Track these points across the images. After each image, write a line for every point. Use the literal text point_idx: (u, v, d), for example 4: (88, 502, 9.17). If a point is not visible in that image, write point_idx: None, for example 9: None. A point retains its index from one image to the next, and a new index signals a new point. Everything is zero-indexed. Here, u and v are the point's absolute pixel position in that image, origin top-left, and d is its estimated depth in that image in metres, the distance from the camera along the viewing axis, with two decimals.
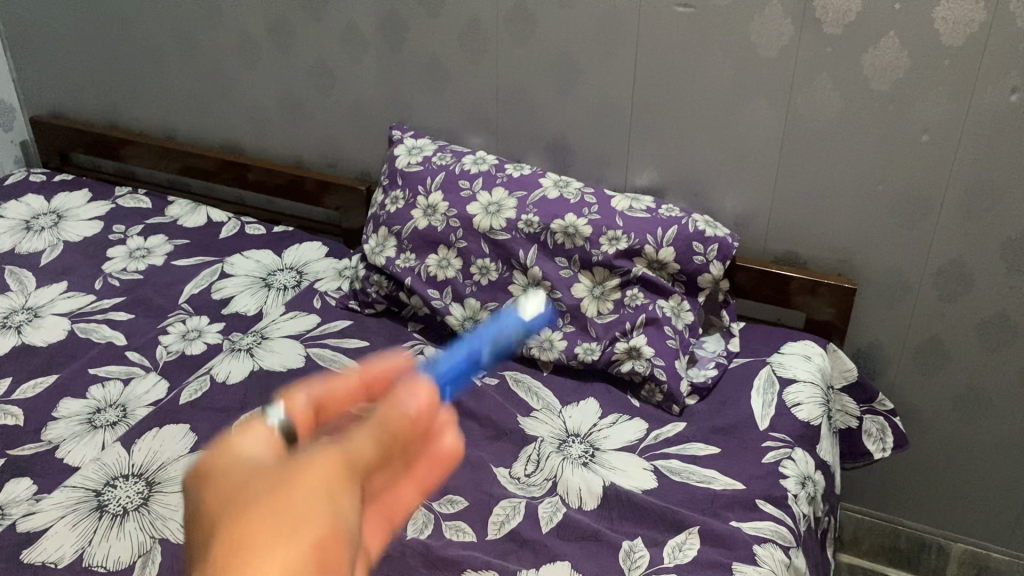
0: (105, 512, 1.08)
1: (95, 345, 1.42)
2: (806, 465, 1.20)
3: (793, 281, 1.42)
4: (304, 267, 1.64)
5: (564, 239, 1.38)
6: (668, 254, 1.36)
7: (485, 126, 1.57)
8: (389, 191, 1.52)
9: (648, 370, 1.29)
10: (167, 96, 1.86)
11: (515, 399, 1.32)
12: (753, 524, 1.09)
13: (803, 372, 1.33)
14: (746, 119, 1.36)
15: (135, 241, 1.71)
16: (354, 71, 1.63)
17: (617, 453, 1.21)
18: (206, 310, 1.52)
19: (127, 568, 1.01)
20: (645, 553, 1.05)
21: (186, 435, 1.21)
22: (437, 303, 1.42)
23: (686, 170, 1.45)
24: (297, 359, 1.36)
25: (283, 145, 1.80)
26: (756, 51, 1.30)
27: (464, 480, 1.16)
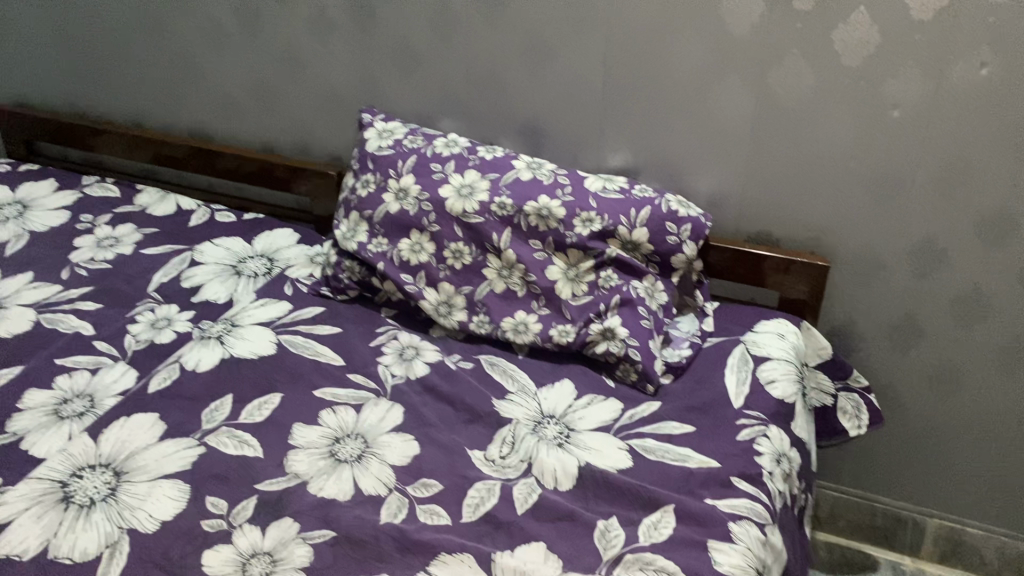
0: (71, 502, 1.06)
1: (62, 335, 1.40)
2: (781, 442, 1.20)
3: (766, 260, 1.42)
4: (275, 254, 1.62)
5: (538, 221, 1.37)
6: (643, 235, 1.36)
7: (457, 109, 1.56)
8: (359, 175, 1.50)
9: (623, 351, 1.29)
10: (134, 82, 1.83)
11: (490, 382, 1.31)
12: (728, 502, 1.09)
13: (778, 349, 1.33)
14: (718, 97, 1.35)
15: (103, 230, 1.68)
16: (323, 55, 1.60)
17: (592, 433, 1.20)
18: (176, 298, 1.50)
19: (94, 558, 1.00)
20: (620, 532, 1.04)
21: (154, 424, 1.19)
22: (410, 288, 1.41)
23: (659, 150, 1.45)
24: (268, 346, 1.35)
25: (254, 131, 1.77)
26: (727, 29, 1.29)
27: (438, 464, 1.15)
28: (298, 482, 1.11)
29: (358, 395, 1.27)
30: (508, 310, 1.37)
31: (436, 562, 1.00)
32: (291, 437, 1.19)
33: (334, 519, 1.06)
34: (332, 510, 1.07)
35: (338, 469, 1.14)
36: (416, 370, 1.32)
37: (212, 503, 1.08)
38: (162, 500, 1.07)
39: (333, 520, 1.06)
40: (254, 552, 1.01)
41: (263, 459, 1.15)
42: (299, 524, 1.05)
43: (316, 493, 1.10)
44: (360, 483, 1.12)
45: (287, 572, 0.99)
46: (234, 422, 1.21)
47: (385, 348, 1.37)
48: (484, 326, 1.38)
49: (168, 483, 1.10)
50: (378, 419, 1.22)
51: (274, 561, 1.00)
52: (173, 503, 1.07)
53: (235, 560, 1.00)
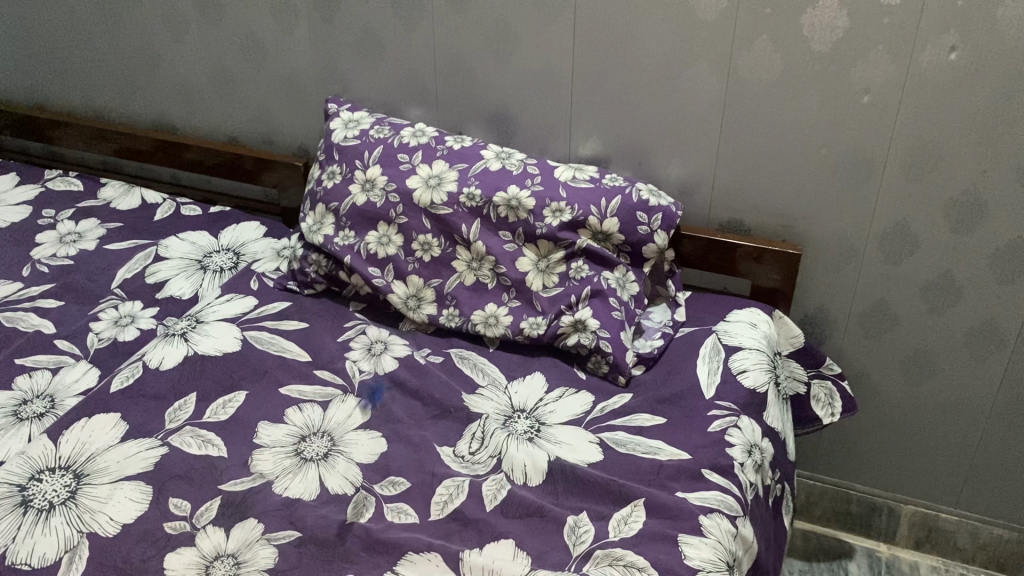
0: (30, 507, 1.04)
1: (22, 334, 1.37)
2: (752, 432, 1.20)
3: (738, 248, 1.41)
4: (241, 248, 1.59)
5: (507, 212, 1.35)
6: (613, 225, 1.34)
7: (424, 98, 1.53)
8: (326, 167, 1.48)
9: (594, 343, 1.27)
10: (94, 73, 1.79)
11: (459, 376, 1.29)
12: (699, 495, 1.08)
13: (749, 339, 1.32)
14: (686, 84, 1.34)
15: (66, 225, 1.65)
16: (286, 44, 1.57)
17: (563, 427, 1.19)
18: (140, 295, 1.47)
19: (53, 564, 0.98)
20: (590, 528, 1.03)
21: (116, 425, 1.17)
22: (379, 281, 1.39)
23: (628, 138, 1.43)
24: (233, 342, 1.32)
25: (218, 122, 1.74)
26: (694, 14, 1.27)
27: (406, 461, 1.13)
28: (263, 481, 1.09)
29: (325, 392, 1.25)
30: (479, 303, 1.36)
31: (404, 562, 0.99)
32: (256, 435, 1.17)
33: (299, 519, 1.04)
34: (296, 510, 1.05)
35: (304, 467, 1.12)
36: (385, 365, 1.30)
37: (174, 505, 1.06)
38: (123, 503, 1.05)
39: (298, 520, 1.04)
40: (217, 555, 0.99)
41: (227, 459, 1.13)
42: (263, 525, 1.03)
43: (281, 492, 1.08)
44: (326, 481, 1.10)
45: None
46: (197, 421, 1.18)
47: (354, 343, 1.35)
48: (454, 319, 1.36)
49: (130, 485, 1.07)
50: (345, 416, 1.21)
51: (238, 564, 0.98)
52: (135, 505, 1.05)
53: (198, 563, 0.98)
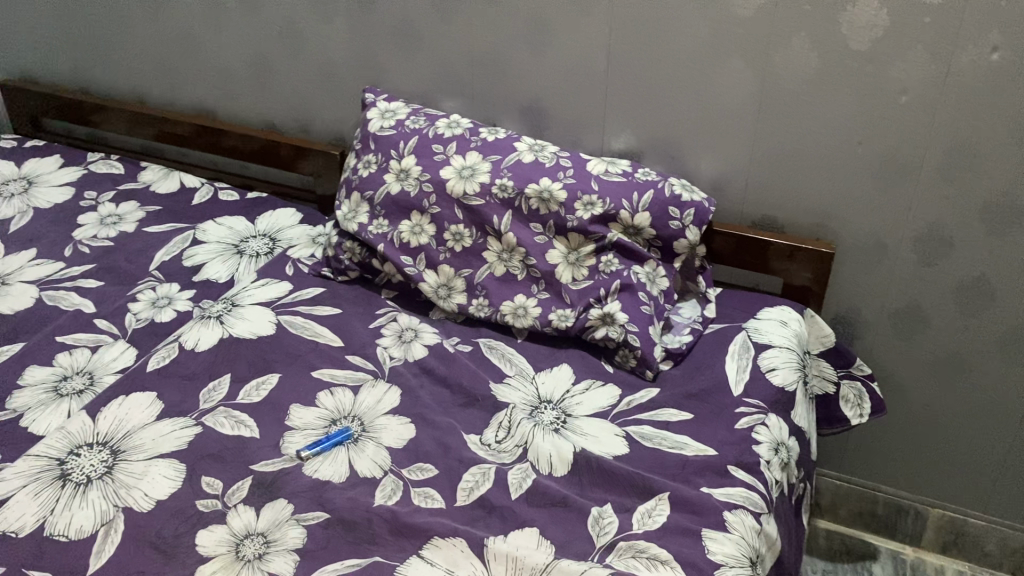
0: (68, 480, 1.07)
1: (63, 313, 1.40)
2: (780, 430, 1.20)
3: (771, 246, 1.40)
4: (278, 233, 1.61)
5: (539, 204, 1.36)
6: (645, 219, 1.34)
7: (460, 89, 1.54)
8: (361, 156, 1.50)
9: (622, 336, 1.28)
10: (136, 59, 1.82)
11: (487, 365, 1.31)
12: (724, 491, 1.09)
13: (780, 337, 1.32)
14: (721, 80, 1.34)
15: (107, 207, 1.68)
16: (324, 32, 1.59)
17: (590, 419, 1.20)
18: (177, 277, 1.50)
19: (90, 536, 1.01)
20: (614, 519, 1.04)
21: (152, 404, 1.20)
22: (410, 270, 1.41)
23: (662, 132, 1.43)
24: (268, 326, 1.35)
25: (257, 109, 1.76)
26: (732, 10, 1.27)
27: (433, 448, 1.15)
28: (294, 463, 1.12)
29: (357, 376, 1.27)
30: (508, 294, 1.37)
31: (429, 546, 1.00)
32: (287, 417, 1.19)
33: (328, 501, 1.06)
34: (325, 492, 1.07)
35: (333, 450, 1.14)
36: (415, 352, 1.32)
37: (207, 484, 1.08)
38: (158, 479, 1.08)
39: (327, 502, 1.06)
40: (248, 533, 1.02)
41: (259, 440, 1.15)
42: (293, 505, 1.06)
43: (310, 474, 1.10)
44: (356, 465, 1.12)
45: (280, 554, 0.99)
46: (230, 402, 1.21)
47: (385, 330, 1.37)
48: (483, 309, 1.37)
49: (164, 463, 1.10)
50: (375, 401, 1.22)
51: (267, 542, 1.00)
52: (169, 482, 1.07)
53: (229, 541, 1.01)
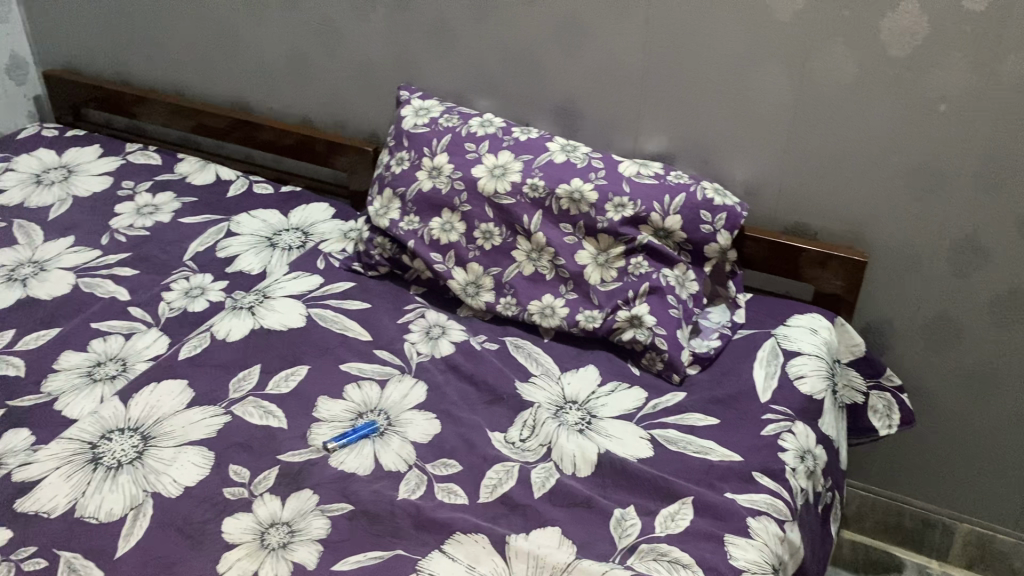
0: (99, 464, 1.09)
1: (98, 300, 1.43)
2: (806, 438, 1.19)
3: (803, 253, 1.39)
4: (310, 228, 1.63)
5: (569, 205, 1.36)
6: (676, 222, 1.33)
7: (493, 88, 1.55)
8: (394, 153, 1.51)
9: (649, 339, 1.28)
10: (177, 52, 1.85)
11: (513, 364, 1.31)
12: (749, 497, 1.08)
13: (809, 345, 1.31)
14: (757, 85, 1.33)
15: (144, 197, 1.71)
16: (362, 30, 1.60)
17: (615, 421, 1.20)
18: (210, 268, 1.52)
19: (119, 519, 1.03)
20: (636, 522, 1.04)
21: (183, 391, 1.21)
22: (439, 267, 1.42)
23: (695, 136, 1.43)
24: (298, 319, 1.36)
25: (292, 104, 1.78)
26: (770, 15, 1.26)
27: (458, 444, 1.15)
28: (320, 454, 1.13)
29: (384, 371, 1.28)
30: (536, 293, 1.37)
31: (451, 541, 1.01)
32: (315, 409, 1.20)
33: (353, 492, 1.07)
34: (350, 484, 1.08)
35: (359, 443, 1.15)
36: (442, 349, 1.32)
37: (234, 472, 1.10)
38: (187, 466, 1.09)
39: (351, 494, 1.07)
40: (273, 522, 1.03)
41: (286, 430, 1.16)
42: (318, 496, 1.07)
43: (336, 466, 1.11)
44: (381, 458, 1.13)
45: (304, 544, 1.00)
46: (260, 392, 1.23)
47: (412, 325, 1.38)
48: (511, 308, 1.37)
49: (193, 450, 1.12)
50: (401, 396, 1.23)
51: (292, 532, 1.02)
52: (197, 469, 1.09)
53: (254, 529, 1.02)
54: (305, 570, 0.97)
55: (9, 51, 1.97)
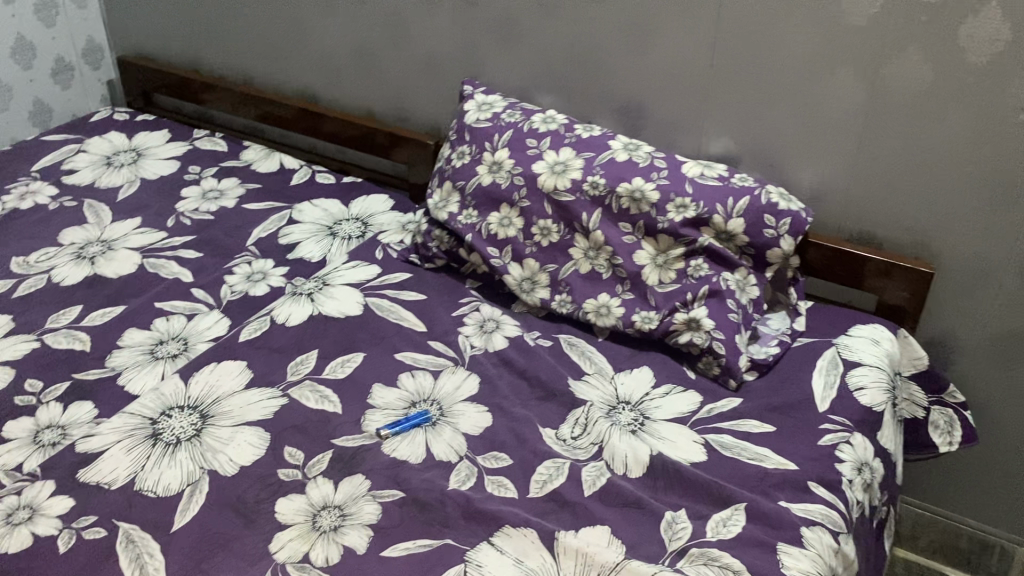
0: (159, 439, 1.11)
1: (163, 280, 1.46)
2: (864, 451, 1.16)
3: (867, 262, 1.36)
4: (369, 218, 1.64)
5: (630, 204, 1.35)
6: (738, 226, 1.31)
7: (557, 85, 1.55)
8: (456, 147, 1.52)
9: (707, 343, 1.26)
10: (247, 42, 1.88)
11: (567, 361, 1.30)
12: (803, 506, 1.06)
13: (870, 356, 1.28)
14: (826, 90, 1.31)
15: (209, 182, 1.75)
16: (428, 24, 1.61)
17: (668, 423, 1.18)
18: (272, 254, 1.54)
19: (176, 494, 1.05)
20: (687, 525, 1.03)
21: (242, 372, 1.24)
22: (496, 262, 1.42)
23: (760, 140, 1.41)
24: (355, 307, 1.38)
25: (356, 96, 1.80)
26: (843, 19, 1.24)
27: (510, 438, 1.15)
28: (373, 441, 1.14)
29: (438, 362, 1.29)
30: (592, 291, 1.36)
31: (500, 534, 1.01)
32: (369, 396, 1.21)
33: (404, 480, 1.08)
34: (402, 471, 1.09)
35: (411, 432, 1.15)
36: (495, 343, 1.33)
37: (289, 454, 1.11)
38: (243, 446, 1.11)
39: (403, 481, 1.08)
40: (325, 505, 1.04)
41: (341, 416, 1.18)
42: (370, 482, 1.08)
43: (388, 453, 1.12)
44: (432, 448, 1.13)
45: (355, 528, 1.01)
46: (317, 377, 1.24)
47: (467, 319, 1.38)
48: (566, 306, 1.37)
49: (250, 430, 1.14)
50: (454, 387, 1.24)
51: (343, 516, 1.03)
52: (253, 450, 1.11)
53: (306, 511, 1.03)
54: (356, 554, 0.98)
55: (86, 36, 2.04)
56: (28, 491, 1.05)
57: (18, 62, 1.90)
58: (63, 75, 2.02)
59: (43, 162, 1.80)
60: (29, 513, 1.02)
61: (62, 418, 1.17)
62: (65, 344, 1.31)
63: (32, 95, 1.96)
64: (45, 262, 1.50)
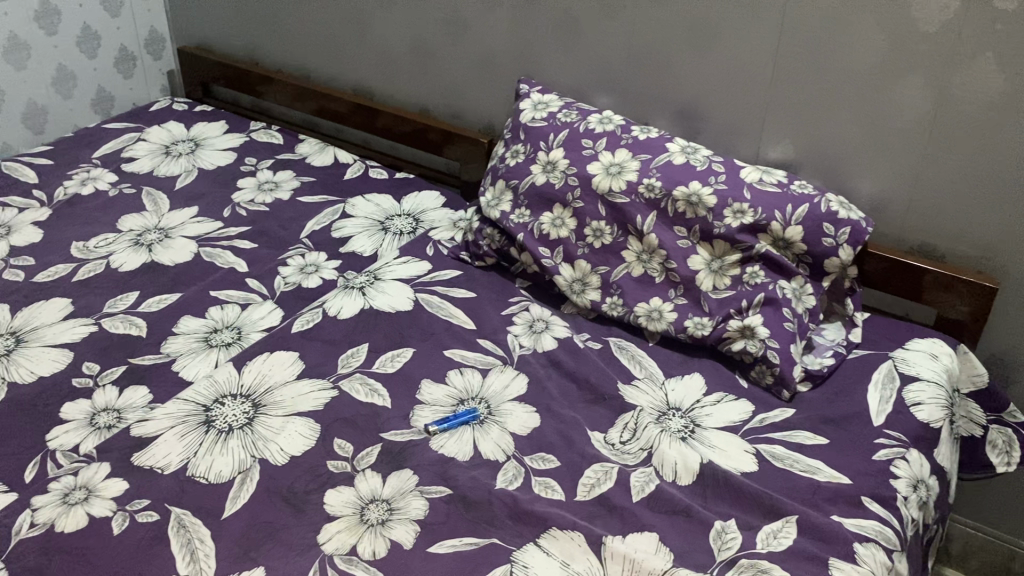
0: (211, 426, 1.12)
1: (218, 269, 1.48)
2: (920, 467, 1.14)
3: (927, 275, 1.33)
4: (421, 214, 1.65)
5: (686, 208, 1.33)
6: (796, 233, 1.29)
7: (614, 86, 1.54)
8: (510, 145, 1.51)
9: (761, 351, 1.24)
10: (305, 36, 1.90)
11: (616, 365, 1.29)
12: (856, 522, 1.04)
13: (928, 370, 1.26)
14: (892, 97, 1.28)
15: (265, 174, 1.77)
16: (487, 21, 1.61)
17: (719, 431, 1.17)
18: (325, 246, 1.55)
19: (227, 481, 1.06)
20: (737, 535, 1.01)
21: (294, 363, 1.25)
22: (547, 262, 1.41)
23: (821, 147, 1.38)
24: (406, 302, 1.38)
25: (412, 93, 1.81)
26: (914, 25, 1.21)
27: (558, 439, 1.15)
28: (421, 437, 1.14)
29: (487, 360, 1.28)
30: (644, 295, 1.35)
31: (547, 535, 1.00)
32: (418, 392, 1.22)
33: (452, 477, 1.08)
34: (449, 468, 1.09)
35: (459, 429, 1.15)
36: (544, 343, 1.32)
37: (338, 446, 1.12)
38: (294, 436, 1.12)
39: (450, 478, 1.08)
40: (373, 499, 1.05)
41: (390, 410, 1.18)
42: (418, 477, 1.08)
43: (436, 449, 1.12)
44: (480, 446, 1.13)
45: (402, 523, 1.02)
46: (367, 370, 1.25)
47: (516, 318, 1.38)
48: (617, 308, 1.36)
49: (301, 421, 1.15)
50: (503, 386, 1.23)
51: (391, 510, 1.03)
52: (304, 441, 1.12)
53: (355, 503, 1.04)
54: (402, 549, 0.98)
55: (148, 27, 2.07)
56: (84, 472, 1.06)
57: (82, 50, 1.94)
58: (125, 64, 2.06)
59: (104, 149, 1.83)
60: (85, 494, 1.03)
61: (117, 402, 1.19)
62: (121, 329, 1.34)
63: (95, 83, 2.01)
64: (104, 248, 1.53)
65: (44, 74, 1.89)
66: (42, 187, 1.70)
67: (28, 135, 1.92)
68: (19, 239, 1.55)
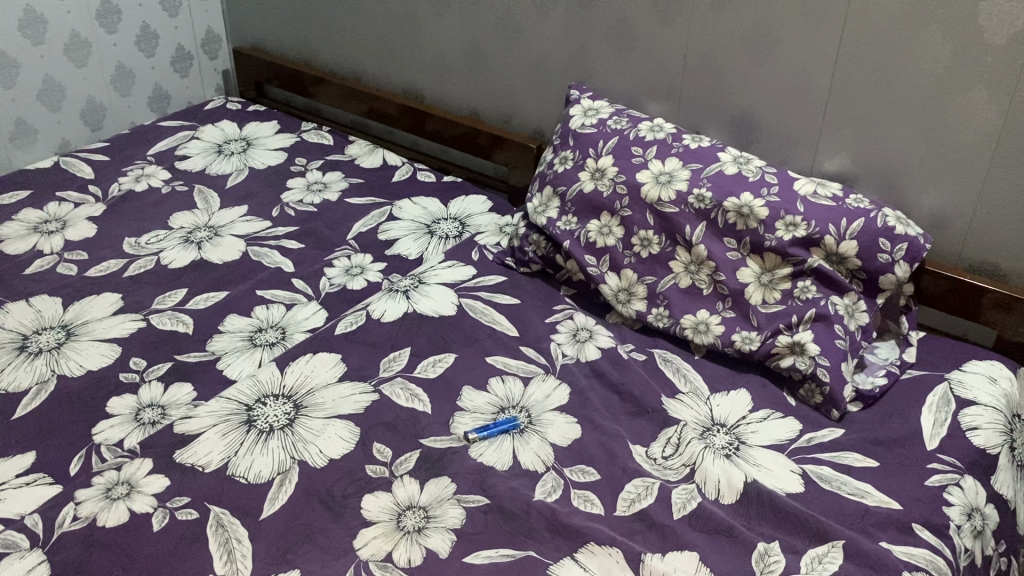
0: (253, 426, 1.13)
1: (265, 269, 1.49)
2: (975, 495, 1.10)
3: (987, 295, 1.29)
4: (467, 219, 1.64)
5: (736, 219, 1.30)
6: (851, 248, 1.26)
7: (667, 93, 1.51)
8: (559, 151, 1.50)
9: (810, 369, 1.21)
10: (358, 39, 1.91)
11: (660, 377, 1.27)
12: (906, 550, 1.01)
13: (986, 394, 1.21)
14: (957, 111, 1.24)
15: (314, 175, 1.77)
16: (540, 27, 1.60)
17: (764, 450, 1.14)
18: (371, 249, 1.55)
19: (266, 482, 1.06)
20: (781, 559, 0.99)
21: (336, 365, 1.25)
22: (593, 270, 1.39)
23: (879, 159, 1.34)
24: (449, 307, 1.38)
25: (462, 96, 1.81)
26: (981, 35, 1.17)
27: (599, 451, 1.13)
28: (460, 444, 1.13)
29: (529, 368, 1.27)
30: (691, 307, 1.32)
31: (584, 550, 0.99)
32: (459, 398, 1.21)
33: (490, 487, 1.07)
34: (488, 477, 1.08)
35: (499, 438, 1.14)
36: (588, 353, 1.30)
37: (377, 450, 1.12)
38: (334, 439, 1.12)
39: (488, 487, 1.07)
40: (410, 505, 1.04)
41: (430, 416, 1.17)
42: (455, 485, 1.07)
43: (475, 458, 1.11)
44: (519, 456, 1.12)
45: (438, 531, 1.01)
46: (409, 375, 1.24)
47: (560, 326, 1.36)
48: (663, 320, 1.33)
49: (341, 424, 1.15)
50: (544, 396, 1.22)
51: (428, 518, 1.02)
52: (344, 443, 1.12)
53: (392, 510, 1.03)
54: (438, 558, 0.97)
55: (205, 27, 2.10)
56: (127, 467, 1.08)
57: (141, 48, 1.98)
58: (182, 63, 2.09)
59: (158, 146, 1.86)
60: (127, 489, 1.04)
61: (162, 398, 1.20)
62: (169, 325, 1.35)
63: (152, 81, 2.04)
64: (155, 244, 1.55)
65: (103, 72, 1.93)
66: (98, 182, 1.73)
67: (86, 131, 1.96)
68: (73, 233, 1.58)
